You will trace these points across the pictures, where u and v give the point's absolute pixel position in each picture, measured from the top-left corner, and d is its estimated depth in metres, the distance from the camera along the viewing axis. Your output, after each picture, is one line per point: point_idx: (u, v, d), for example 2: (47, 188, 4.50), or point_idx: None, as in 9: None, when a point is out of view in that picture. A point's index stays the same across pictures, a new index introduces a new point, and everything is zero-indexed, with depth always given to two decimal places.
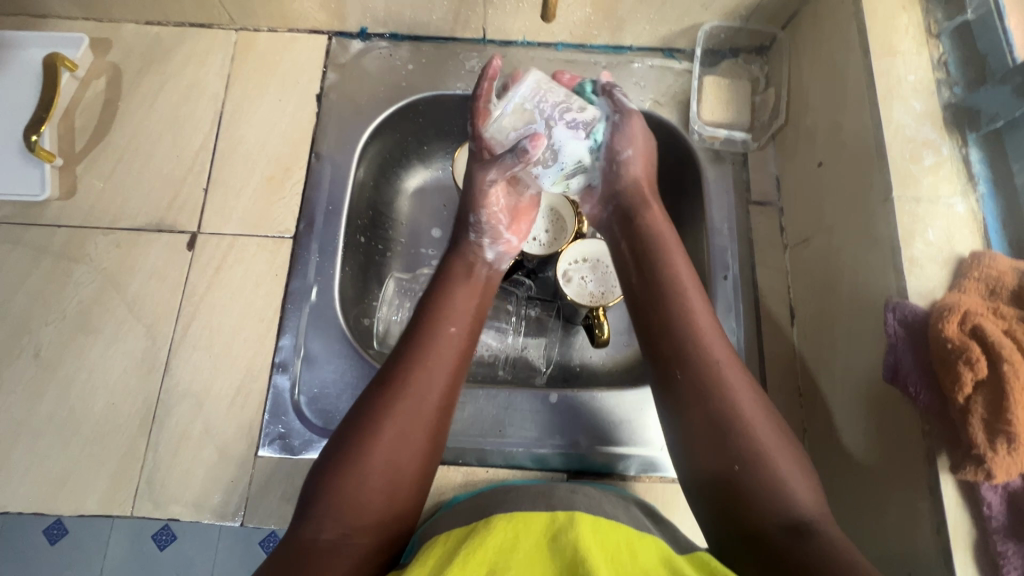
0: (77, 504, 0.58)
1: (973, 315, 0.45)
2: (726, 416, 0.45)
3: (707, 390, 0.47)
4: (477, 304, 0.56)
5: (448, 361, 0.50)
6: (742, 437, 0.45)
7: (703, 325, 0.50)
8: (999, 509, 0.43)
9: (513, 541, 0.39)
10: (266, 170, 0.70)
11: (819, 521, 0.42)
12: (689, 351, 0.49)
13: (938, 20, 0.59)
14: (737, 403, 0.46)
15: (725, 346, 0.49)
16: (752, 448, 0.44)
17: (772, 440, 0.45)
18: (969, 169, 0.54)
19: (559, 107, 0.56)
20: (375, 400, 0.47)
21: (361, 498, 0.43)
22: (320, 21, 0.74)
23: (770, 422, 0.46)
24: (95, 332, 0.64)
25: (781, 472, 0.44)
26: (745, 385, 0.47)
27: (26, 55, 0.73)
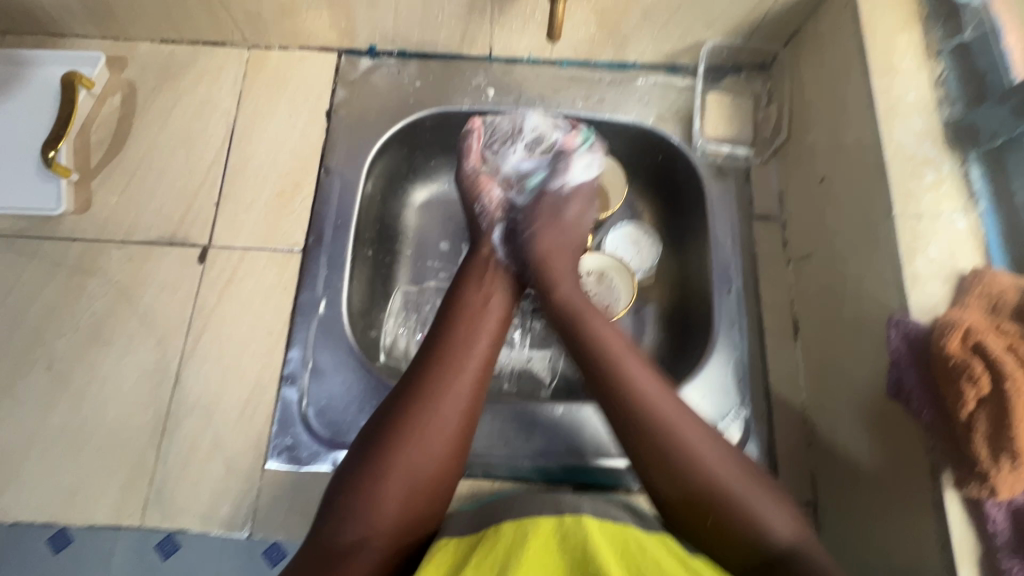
0: (87, 515, 0.59)
1: (975, 332, 0.45)
2: (685, 466, 0.45)
3: (658, 447, 0.47)
4: (504, 301, 0.57)
5: (473, 361, 0.51)
6: (692, 467, 0.45)
7: (639, 380, 0.50)
8: (1004, 526, 0.43)
9: (522, 538, 0.39)
10: (276, 185, 0.72)
11: (797, 544, 0.43)
12: (626, 393, 0.49)
13: (937, 39, 0.60)
14: (697, 450, 0.46)
15: (671, 398, 0.49)
16: (705, 479, 0.45)
17: (731, 471, 0.46)
18: (969, 187, 0.54)
19: (503, 139, 0.70)
20: (399, 401, 0.48)
21: (383, 499, 0.44)
22: (330, 39, 0.75)
23: (717, 448, 0.47)
24: (107, 344, 0.65)
25: (750, 502, 0.44)
26: (696, 425, 0.48)
27: (44, 73, 0.74)
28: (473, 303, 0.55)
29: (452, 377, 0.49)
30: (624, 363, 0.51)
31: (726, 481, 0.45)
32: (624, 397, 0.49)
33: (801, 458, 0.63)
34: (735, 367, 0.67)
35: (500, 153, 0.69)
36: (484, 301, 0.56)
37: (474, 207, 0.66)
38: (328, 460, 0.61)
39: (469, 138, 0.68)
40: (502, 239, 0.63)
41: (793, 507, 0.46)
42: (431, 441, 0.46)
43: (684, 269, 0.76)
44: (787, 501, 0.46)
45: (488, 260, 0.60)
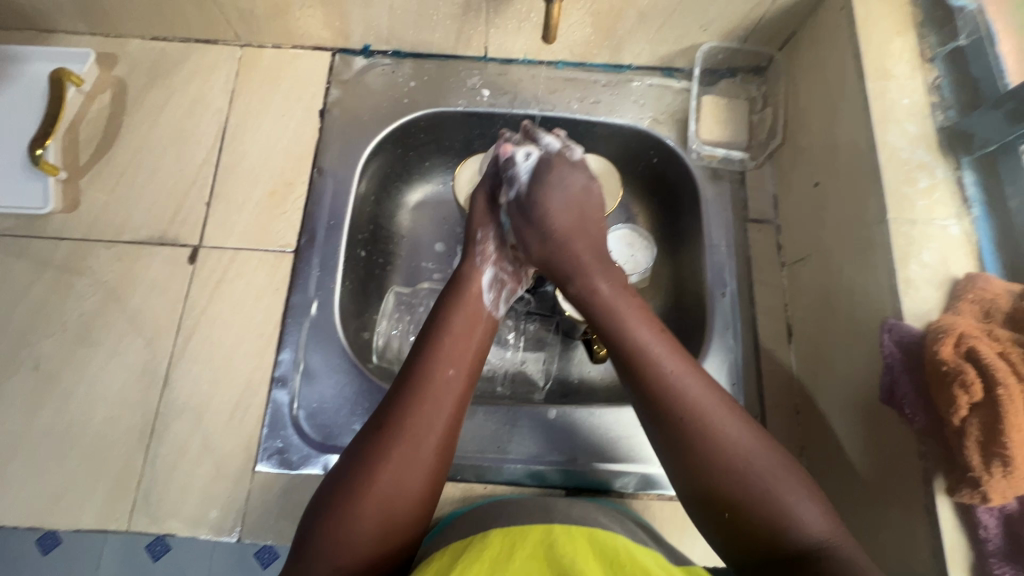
0: (73, 518, 0.58)
1: (968, 338, 0.46)
2: (713, 464, 0.45)
3: (683, 428, 0.47)
4: (478, 340, 0.55)
5: (444, 402, 0.50)
6: (725, 467, 0.45)
7: (666, 375, 0.48)
8: (996, 532, 0.44)
9: (510, 549, 0.40)
10: (268, 185, 0.71)
11: (829, 543, 0.42)
12: (661, 391, 0.48)
13: (932, 45, 0.60)
14: (728, 445, 0.45)
15: (706, 393, 0.48)
16: (738, 475, 0.44)
17: (774, 473, 0.45)
18: (962, 192, 0.55)
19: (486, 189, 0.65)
20: (371, 441, 0.47)
21: (357, 530, 0.44)
22: (324, 38, 0.74)
23: (757, 445, 0.46)
24: (95, 344, 0.64)
25: (787, 502, 0.43)
26: (727, 414, 0.47)
27: (33, 69, 0.73)
28: (451, 338, 0.54)
29: (423, 415, 0.48)
30: (652, 349, 0.50)
31: (761, 481, 0.44)
32: (651, 393, 0.48)
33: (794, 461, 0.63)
34: (729, 370, 0.66)
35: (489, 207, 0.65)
36: (463, 342, 0.54)
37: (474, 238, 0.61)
38: (319, 463, 0.61)
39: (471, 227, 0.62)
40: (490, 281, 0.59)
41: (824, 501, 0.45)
42: (401, 479, 0.46)
43: (679, 272, 0.76)
44: (817, 492, 0.45)
45: (472, 295, 0.57)
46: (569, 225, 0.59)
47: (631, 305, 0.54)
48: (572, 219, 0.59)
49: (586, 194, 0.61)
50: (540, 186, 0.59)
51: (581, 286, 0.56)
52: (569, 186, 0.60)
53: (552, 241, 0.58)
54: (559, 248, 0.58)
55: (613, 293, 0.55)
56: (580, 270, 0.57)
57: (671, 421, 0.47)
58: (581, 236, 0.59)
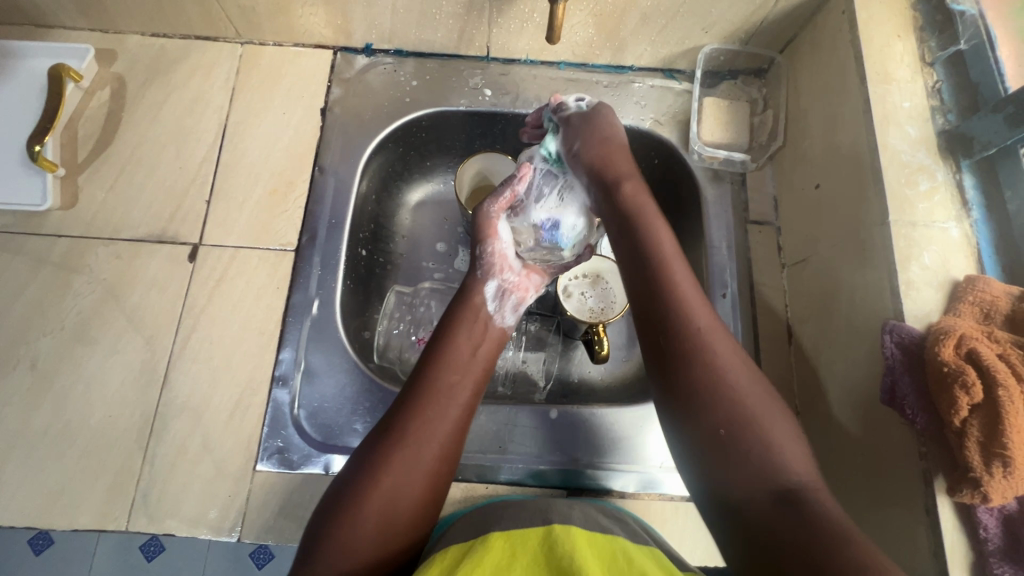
0: (70, 519, 0.58)
1: (968, 339, 0.46)
2: (714, 380, 0.46)
3: (696, 344, 0.47)
4: (486, 353, 0.56)
5: (449, 410, 0.50)
6: (726, 395, 0.45)
7: (688, 293, 0.50)
8: (995, 531, 0.44)
9: (512, 553, 0.40)
10: (269, 183, 0.71)
11: (813, 482, 0.42)
12: (678, 304, 0.49)
13: (932, 49, 0.61)
14: (732, 378, 0.46)
15: (712, 315, 0.49)
16: (735, 403, 0.45)
17: (763, 409, 0.45)
18: (962, 195, 0.55)
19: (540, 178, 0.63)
20: (376, 446, 0.48)
21: (359, 533, 0.44)
22: (326, 36, 0.74)
23: (752, 383, 0.46)
24: (93, 343, 0.63)
25: (774, 440, 0.43)
26: (730, 342, 0.48)
27: (30, 64, 0.73)
28: (458, 348, 0.54)
29: (429, 418, 0.49)
30: (674, 268, 0.51)
31: (752, 417, 0.44)
32: (670, 306, 0.49)
33: None
34: None
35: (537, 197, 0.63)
36: (470, 352, 0.54)
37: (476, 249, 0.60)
38: (320, 462, 0.60)
39: (505, 182, 0.62)
40: (493, 292, 0.59)
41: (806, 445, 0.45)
42: (404, 483, 0.46)
43: None
44: (801, 437, 0.45)
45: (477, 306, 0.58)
46: (614, 146, 0.61)
47: (660, 222, 0.55)
48: (618, 150, 0.61)
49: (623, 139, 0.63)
50: (595, 115, 0.63)
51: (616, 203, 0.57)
52: (616, 130, 0.63)
53: (593, 159, 0.60)
54: (603, 162, 0.59)
55: (646, 206, 0.56)
56: (614, 180, 0.58)
57: (683, 335, 0.48)
58: (619, 155, 0.60)
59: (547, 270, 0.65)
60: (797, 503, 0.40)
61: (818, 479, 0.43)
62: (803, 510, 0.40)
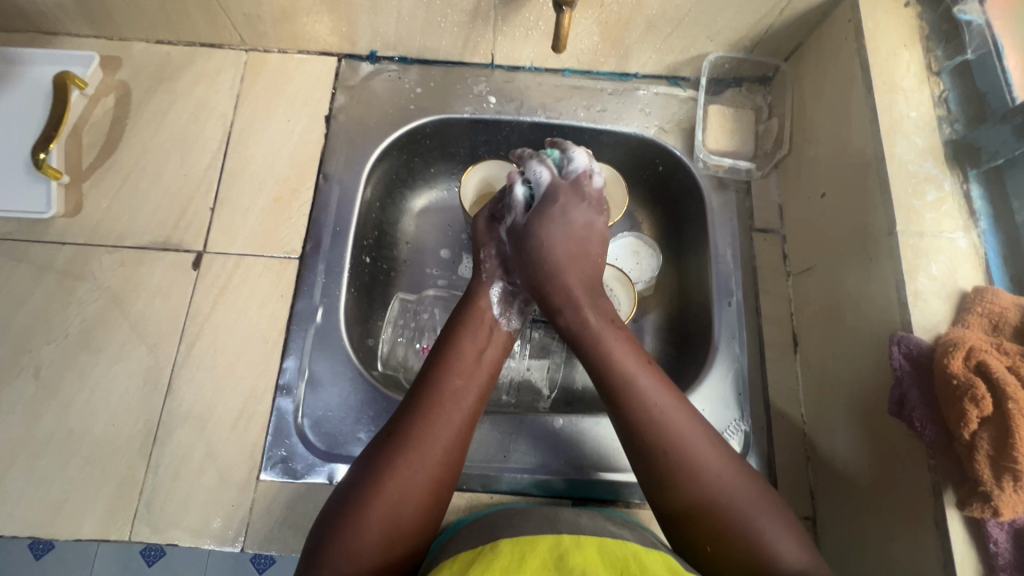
0: (73, 528, 0.57)
1: (977, 351, 0.46)
2: (699, 506, 0.46)
3: (672, 470, 0.47)
4: (491, 358, 0.56)
5: (453, 416, 0.50)
6: (712, 510, 0.46)
7: (656, 412, 0.49)
8: (1006, 546, 0.44)
9: (521, 558, 0.39)
10: (273, 191, 0.70)
11: (808, 572, 0.43)
12: (649, 427, 0.49)
13: (939, 58, 0.60)
14: (716, 490, 0.46)
15: (691, 425, 0.49)
16: (722, 516, 0.45)
17: (755, 511, 0.46)
18: (970, 205, 0.55)
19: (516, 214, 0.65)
20: (381, 452, 0.47)
21: (364, 536, 0.44)
22: (330, 44, 0.74)
23: (740, 487, 0.47)
24: (96, 351, 0.63)
25: (770, 536, 0.45)
26: (708, 448, 0.48)
27: (35, 71, 0.73)
28: (462, 354, 0.54)
29: (434, 423, 0.49)
30: (640, 385, 0.51)
31: (745, 523, 0.45)
32: (642, 431, 0.49)
33: (801, 472, 0.63)
34: (734, 379, 0.66)
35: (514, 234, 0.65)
36: (474, 357, 0.54)
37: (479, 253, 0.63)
38: (325, 471, 0.60)
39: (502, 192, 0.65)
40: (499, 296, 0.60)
41: (799, 531, 0.46)
42: (409, 487, 0.46)
43: (685, 281, 0.76)
44: (795, 526, 0.46)
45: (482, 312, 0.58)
46: (568, 249, 0.59)
47: (615, 332, 0.55)
48: (568, 246, 0.59)
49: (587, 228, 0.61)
50: (544, 205, 0.60)
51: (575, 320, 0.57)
52: (572, 218, 0.61)
53: (545, 270, 0.59)
54: (548, 274, 0.58)
55: (600, 323, 0.56)
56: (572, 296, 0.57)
57: (659, 461, 0.48)
58: (576, 253, 0.59)
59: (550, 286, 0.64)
60: None
61: (816, 561, 0.44)
62: None
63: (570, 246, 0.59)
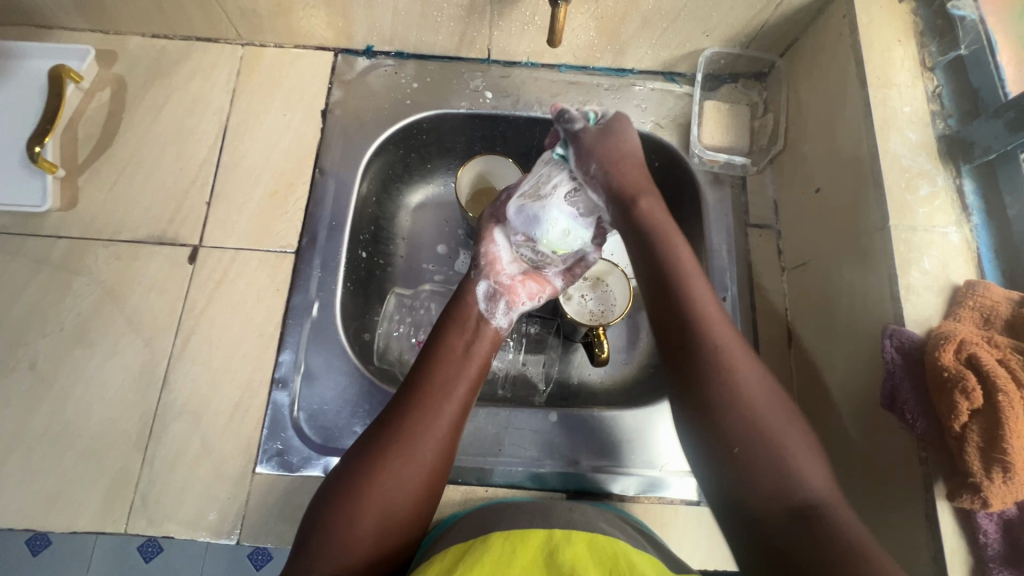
0: (69, 521, 0.57)
1: (968, 344, 0.46)
2: (732, 402, 0.46)
3: (711, 364, 0.48)
4: (481, 352, 0.56)
5: (445, 409, 0.50)
6: (743, 411, 0.46)
7: (706, 309, 0.50)
8: (995, 537, 0.44)
9: (511, 555, 0.40)
10: (269, 185, 0.70)
11: (825, 501, 0.42)
12: (697, 322, 0.50)
13: (932, 54, 0.61)
14: (750, 393, 0.47)
15: (730, 331, 0.50)
16: (750, 418, 0.46)
17: (780, 427, 0.45)
18: (962, 200, 0.55)
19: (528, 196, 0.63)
20: (372, 443, 0.48)
21: (356, 529, 0.44)
22: (326, 38, 0.74)
23: (771, 397, 0.47)
24: (92, 344, 0.63)
25: (791, 458, 0.44)
26: (746, 356, 0.49)
27: (30, 65, 0.72)
28: (453, 349, 0.54)
29: (427, 416, 0.49)
30: (691, 286, 0.52)
31: (770, 434, 0.45)
32: (690, 323, 0.50)
33: None
34: None
35: (534, 212, 0.62)
36: (465, 350, 0.55)
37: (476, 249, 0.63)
38: (320, 464, 0.60)
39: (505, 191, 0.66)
40: (485, 292, 0.60)
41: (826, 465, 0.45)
42: (401, 481, 0.46)
43: None
44: (822, 456, 0.45)
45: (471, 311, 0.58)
46: (633, 160, 0.60)
47: (681, 241, 0.55)
48: (634, 161, 0.60)
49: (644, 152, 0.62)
50: (612, 125, 0.62)
51: (634, 221, 0.56)
52: (633, 140, 0.62)
53: (606, 174, 0.60)
54: (619, 180, 0.59)
55: (664, 224, 0.56)
56: (633, 199, 0.57)
57: (702, 353, 0.48)
58: (636, 168, 0.60)
59: (549, 277, 0.64)
60: (814, 522, 0.41)
61: (837, 497, 0.43)
62: (818, 528, 0.40)
63: (636, 167, 0.60)
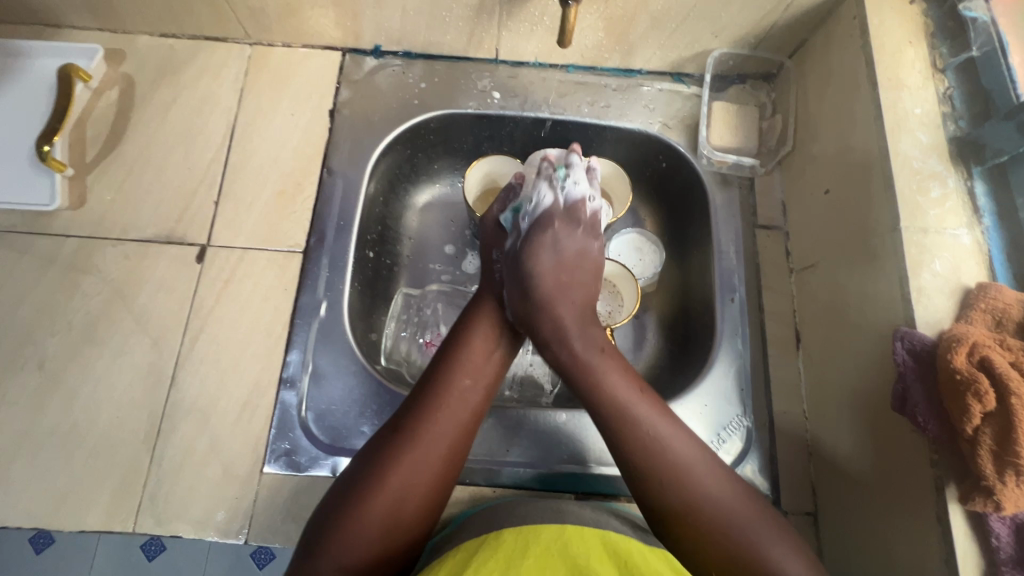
0: (78, 519, 0.57)
1: (981, 347, 0.46)
2: (690, 516, 0.46)
3: (661, 482, 0.48)
4: (500, 356, 0.56)
5: (459, 412, 0.50)
6: (705, 517, 0.46)
7: (644, 429, 0.49)
8: (1008, 540, 0.44)
9: (524, 549, 0.39)
10: (277, 185, 0.70)
11: None
12: (631, 452, 0.49)
13: (943, 55, 0.61)
14: (709, 493, 0.47)
15: (675, 438, 0.49)
16: (719, 519, 0.46)
17: (745, 513, 0.47)
18: (974, 202, 0.55)
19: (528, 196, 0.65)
20: (387, 437, 0.48)
21: (364, 527, 0.44)
22: (334, 38, 0.74)
23: (733, 488, 0.48)
24: (100, 343, 0.63)
25: (764, 542, 0.45)
26: (699, 459, 0.49)
27: (39, 64, 0.73)
28: (473, 349, 0.55)
29: (437, 424, 0.49)
30: (627, 406, 0.51)
31: (741, 524, 0.46)
32: (632, 455, 0.49)
33: (802, 468, 0.63)
34: (737, 375, 0.67)
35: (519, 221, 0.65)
36: (486, 353, 0.55)
37: (491, 253, 0.64)
38: (327, 465, 0.60)
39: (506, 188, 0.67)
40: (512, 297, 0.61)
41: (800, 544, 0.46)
42: (413, 476, 0.46)
43: (687, 277, 0.77)
44: (792, 535, 0.47)
45: (495, 311, 0.59)
46: (558, 276, 0.58)
47: (609, 354, 0.55)
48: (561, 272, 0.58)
49: (573, 256, 0.59)
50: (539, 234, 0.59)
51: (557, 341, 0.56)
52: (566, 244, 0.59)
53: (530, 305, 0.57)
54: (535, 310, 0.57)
55: (587, 337, 0.56)
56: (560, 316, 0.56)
57: (646, 473, 0.48)
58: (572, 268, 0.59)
59: None
60: None
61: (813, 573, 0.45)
62: None
63: (560, 272, 0.58)
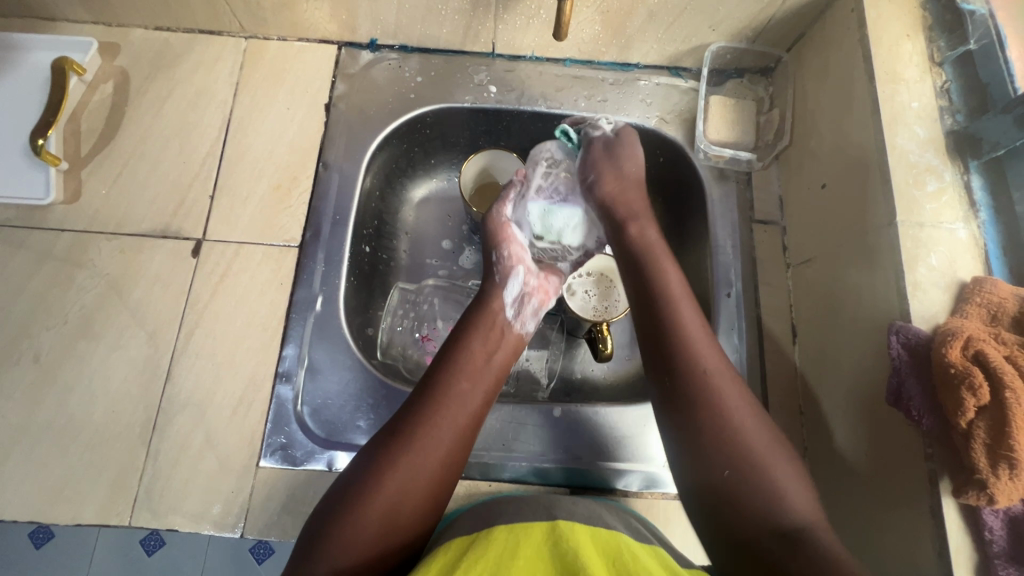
0: (75, 512, 0.58)
1: (975, 341, 0.46)
2: (720, 430, 0.47)
3: (698, 393, 0.48)
4: (500, 362, 0.56)
5: (456, 417, 0.50)
6: (730, 442, 0.46)
7: (696, 336, 0.51)
8: (1000, 533, 0.44)
9: (515, 546, 0.40)
10: (273, 179, 0.70)
11: (813, 526, 0.43)
12: (680, 350, 0.50)
13: (941, 48, 0.60)
14: (735, 421, 0.47)
15: (717, 352, 0.51)
16: (741, 452, 0.46)
17: (763, 447, 0.47)
18: (970, 196, 0.55)
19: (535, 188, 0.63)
20: (385, 441, 0.48)
21: (361, 530, 0.44)
22: (330, 31, 0.74)
23: (758, 425, 0.48)
24: (96, 338, 0.63)
25: (777, 483, 0.45)
26: (733, 384, 0.49)
27: (34, 58, 0.72)
28: (473, 353, 0.54)
29: (435, 428, 0.49)
30: (679, 310, 0.53)
31: (757, 461, 0.46)
32: (677, 352, 0.51)
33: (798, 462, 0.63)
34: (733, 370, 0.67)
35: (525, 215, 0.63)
36: (484, 357, 0.55)
37: (492, 253, 0.61)
38: (323, 459, 0.60)
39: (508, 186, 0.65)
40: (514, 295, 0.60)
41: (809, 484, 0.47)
42: (411, 479, 0.46)
43: (684, 271, 0.77)
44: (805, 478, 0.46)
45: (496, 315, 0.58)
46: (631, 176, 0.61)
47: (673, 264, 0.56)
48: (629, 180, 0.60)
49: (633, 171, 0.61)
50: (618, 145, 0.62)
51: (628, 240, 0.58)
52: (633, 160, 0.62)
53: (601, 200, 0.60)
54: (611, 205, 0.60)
55: (657, 245, 0.57)
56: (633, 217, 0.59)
57: (686, 386, 0.49)
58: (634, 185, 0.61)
59: (563, 268, 0.65)
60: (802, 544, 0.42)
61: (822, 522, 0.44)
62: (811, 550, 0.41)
63: (622, 185, 0.60)
